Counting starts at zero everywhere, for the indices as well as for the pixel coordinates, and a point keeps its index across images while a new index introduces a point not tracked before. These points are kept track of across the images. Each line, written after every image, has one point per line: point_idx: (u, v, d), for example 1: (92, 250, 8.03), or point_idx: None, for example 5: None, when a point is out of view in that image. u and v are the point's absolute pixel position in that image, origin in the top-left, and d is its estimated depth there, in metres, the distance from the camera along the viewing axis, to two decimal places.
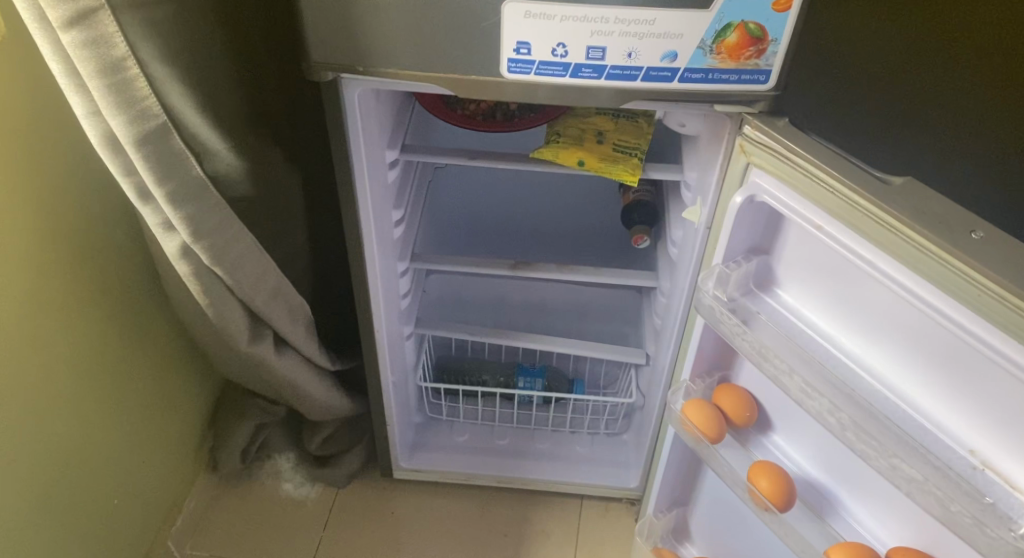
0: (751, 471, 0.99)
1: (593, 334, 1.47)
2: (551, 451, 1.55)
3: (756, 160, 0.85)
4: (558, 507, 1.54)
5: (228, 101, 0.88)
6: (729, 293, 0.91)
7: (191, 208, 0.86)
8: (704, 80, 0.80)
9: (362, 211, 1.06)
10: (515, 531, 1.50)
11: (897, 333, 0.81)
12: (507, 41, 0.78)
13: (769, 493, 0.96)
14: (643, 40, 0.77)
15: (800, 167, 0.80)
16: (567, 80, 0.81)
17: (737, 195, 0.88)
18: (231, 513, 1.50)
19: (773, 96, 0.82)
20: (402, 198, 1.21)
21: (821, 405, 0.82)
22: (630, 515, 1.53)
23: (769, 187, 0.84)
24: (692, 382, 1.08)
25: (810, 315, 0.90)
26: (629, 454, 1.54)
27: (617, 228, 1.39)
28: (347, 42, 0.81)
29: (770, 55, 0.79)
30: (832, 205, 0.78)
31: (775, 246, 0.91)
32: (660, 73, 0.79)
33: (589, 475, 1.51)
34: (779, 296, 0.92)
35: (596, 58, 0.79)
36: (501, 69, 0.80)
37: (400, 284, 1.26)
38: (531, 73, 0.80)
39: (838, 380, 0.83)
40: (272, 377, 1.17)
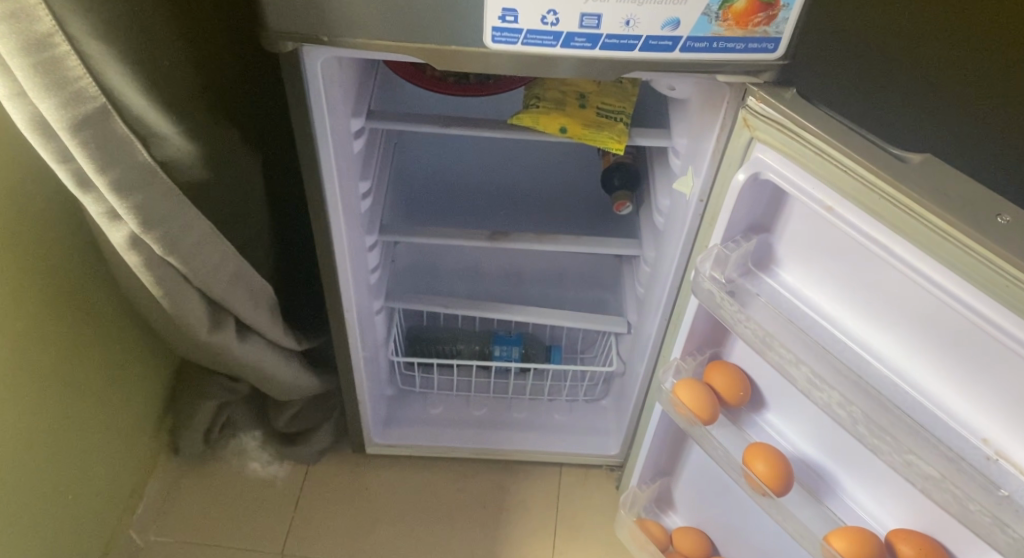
0: (747, 453, 0.95)
1: (571, 301, 1.43)
2: (530, 420, 1.51)
3: (760, 134, 0.78)
4: (537, 475, 1.52)
5: (182, 79, 0.78)
6: (727, 274, 0.86)
7: (139, 197, 0.77)
8: (709, 50, 0.72)
9: (328, 186, 0.98)
10: (494, 503, 1.47)
11: (907, 318, 0.77)
12: (492, 8, 0.69)
13: (766, 477, 0.93)
14: (644, 7, 0.69)
15: (812, 146, 0.74)
16: (560, 52, 0.72)
17: (740, 172, 0.81)
18: (196, 497, 1.42)
19: (781, 66, 0.74)
20: (370, 167, 1.12)
21: (829, 395, 0.78)
22: (609, 482, 1.51)
23: (775, 163, 0.78)
24: (683, 360, 1.03)
25: (813, 297, 0.85)
26: (609, 421, 1.51)
27: (597, 191, 1.32)
28: (310, 8, 0.71)
29: (781, 22, 0.70)
30: (844, 185, 0.73)
31: (778, 224, 0.85)
32: (660, 42, 0.71)
33: (570, 444, 1.48)
34: (779, 276, 0.87)
35: (591, 26, 0.70)
36: (486, 39, 0.72)
37: (369, 257, 1.20)
38: (519, 43, 0.72)
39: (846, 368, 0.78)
40: (236, 363, 1.10)
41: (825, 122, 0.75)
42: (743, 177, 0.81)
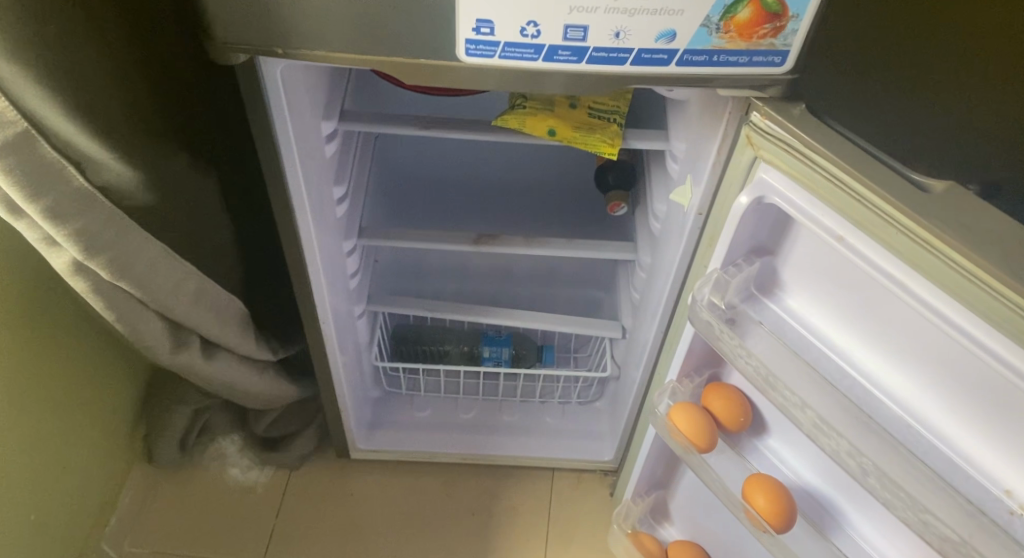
0: (747, 486, 0.89)
1: (563, 302, 1.38)
2: (521, 424, 1.45)
3: (764, 154, 0.71)
4: (529, 480, 1.46)
5: (129, 98, 0.72)
6: (727, 300, 0.79)
7: (81, 225, 0.70)
8: (708, 63, 0.64)
9: (297, 197, 0.90)
10: (484, 509, 1.42)
11: (924, 358, 0.70)
12: (464, 19, 0.61)
13: (766, 513, 0.86)
14: (636, 18, 0.60)
15: (822, 170, 0.66)
16: (542, 65, 0.64)
17: (743, 195, 0.73)
18: (171, 505, 1.38)
19: (789, 80, 0.66)
20: (346, 169, 1.04)
21: (838, 438, 0.71)
22: (604, 487, 1.46)
23: (780, 186, 0.70)
24: (679, 382, 0.97)
25: (821, 326, 0.78)
26: (603, 424, 1.45)
27: (590, 188, 1.24)
28: (260, 17, 0.63)
29: (789, 34, 0.62)
30: (858, 216, 0.66)
31: (783, 247, 0.78)
32: (653, 55, 0.63)
33: (563, 449, 1.42)
34: (784, 302, 0.80)
35: (576, 39, 0.62)
36: (458, 52, 0.64)
37: (348, 263, 1.13)
38: (496, 56, 0.64)
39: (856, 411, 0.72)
40: (204, 380, 1.03)
41: (837, 142, 0.67)
42: (745, 200, 0.73)
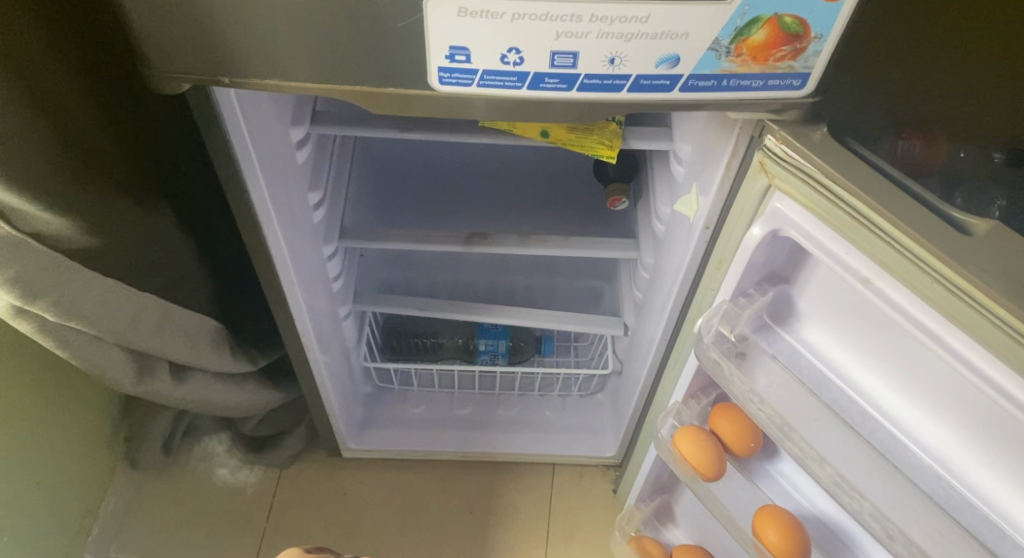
0: (757, 518, 0.83)
1: (563, 295, 1.30)
2: (520, 419, 1.39)
3: (778, 183, 0.63)
4: (528, 475, 1.42)
5: (60, 137, 0.65)
6: (738, 332, 0.73)
7: (12, 271, 0.66)
8: (717, 89, 0.56)
9: (267, 216, 0.83)
10: (482, 507, 1.38)
11: (956, 408, 0.64)
12: (436, 46, 0.53)
13: (778, 548, 0.81)
14: (633, 43, 0.52)
15: (845, 208, 0.59)
16: (528, 93, 0.56)
17: (755, 226, 0.66)
18: (158, 509, 1.34)
19: (809, 103, 0.58)
20: (323, 171, 0.96)
21: (860, 486, 0.66)
22: (606, 481, 1.41)
23: (795, 217, 0.63)
24: (685, 403, 0.91)
25: (841, 362, 0.71)
26: (605, 417, 1.39)
27: (589, 179, 1.16)
28: (201, 45, 0.55)
29: (811, 56, 0.54)
30: (883, 257, 0.58)
31: (800, 275, 0.71)
32: (653, 82, 0.55)
33: (562, 445, 1.37)
34: (800, 333, 0.73)
35: (565, 65, 0.54)
36: (432, 80, 0.56)
37: (330, 267, 1.05)
38: (474, 85, 0.56)
39: (881, 465, 0.66)
40: (179, 401, 0.97)
41: (862, 172, 0.59)
42: (758, 231, 0.66)
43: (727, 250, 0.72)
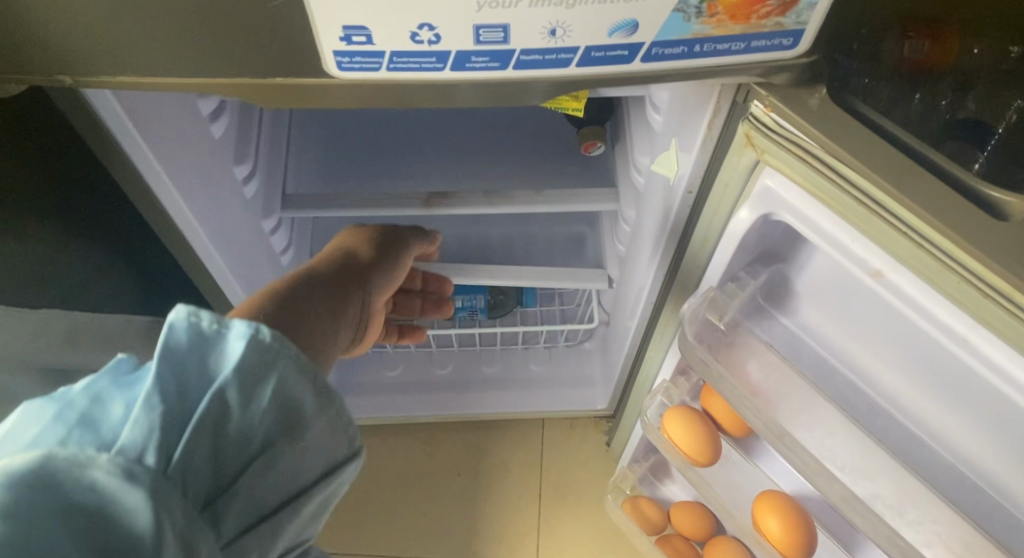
0: (757, 506, 0.76)
1: (542, 243, 1.18)
2: (503, 376, 1.31)
3: (768, 159, 0.52)
4: (517, 430, 1.36)
5: None
6: (728, 319, 0.63)
7: None
8: (689, 56, 0.45)
9: (182, 206, 0.72)
10: (469, 468, 1.32)
11: (981, 408, 0.55)
12: (326, 26, 0.42)
13: (781, 538, 0.73)
14: (577, 9, 0.41)
15: (853, 193, 0.49)
16: (454, 76, 0.45)
17: (744, 209, 0.56)
18: None
19: (809, 64, 0.47)
20: (251, 139, 0.84)
21: (873, 491, 0.58)
22: (599, 432, 1.35)
23: (790, 199, 0.53)
24: (673, 381, 0.82)
25: (848, 350, 0.62)
26: (594, 368, 1.30)
27: (560, 120, 1.04)
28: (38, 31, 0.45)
29: (807, 9, 0.42)
30: (900, 251, 0.49)
31: (798, 254, 0.60)
32: (608, 54, 0.44)
33: (550, 400, 1.29)
34: (800, 317, 0.64)
35: (495, 41, 0.43)
36: (330, 66, 0.45)
37: (275, 241, 0.95)
38: (382, 69, 0.45)
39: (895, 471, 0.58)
40: None
41: (870, 141, 0.49)
42: (748, 214, 0.57)
43: (711, 230, 0.62)
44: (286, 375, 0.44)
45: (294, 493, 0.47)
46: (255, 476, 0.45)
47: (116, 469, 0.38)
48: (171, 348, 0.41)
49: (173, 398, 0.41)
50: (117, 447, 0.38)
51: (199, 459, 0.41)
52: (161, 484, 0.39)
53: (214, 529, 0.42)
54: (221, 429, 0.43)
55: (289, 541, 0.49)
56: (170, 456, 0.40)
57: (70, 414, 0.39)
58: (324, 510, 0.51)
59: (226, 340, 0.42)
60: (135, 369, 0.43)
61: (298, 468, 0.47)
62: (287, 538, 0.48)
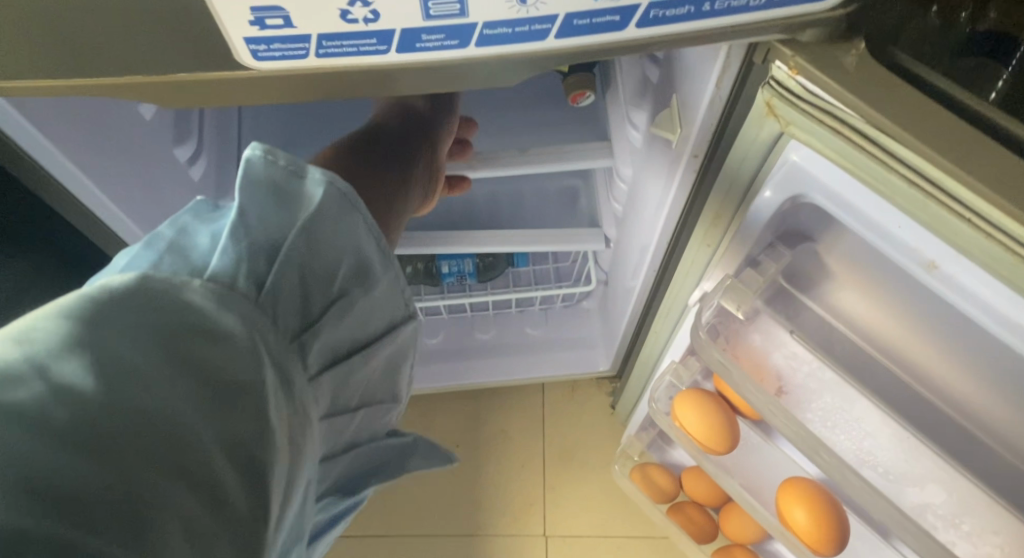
0: (781, 494, 0.69)
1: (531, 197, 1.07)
2: (499, 342, 1.24)
3: (794, 131, 0.43)
4: (517, 397, 1.30)
5: None
6: (748, 308, 0.57)
7: None
8: (693, 18, 0.38)
9: (113, 207, 0.63)
10: (468, 439, 1.27)
11: None
12: (232, 10, 0.36)
13: (808, 529, 0.66)
14: None
15: (902, 175, 0.40)
16: (404, 59, 0.38)
17: (768, 190, 0.49)
18: None
19: (843, 18, 0.39)
20: (193, 115, 0.74)
21: (922, 500, 0.52)
22: (603, 393, 1.29)
23: (820, 175, 0.45)
24: (683, 361, 0.75)
25: (882, 333, 0.56)
26: (594, 328, 1.23)
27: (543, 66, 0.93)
28: None
29: None
30: (962, 241, 0.40)
31: (829, 233, 0.54)
32: (595, 21, 0.37)
33: (550, 366, 1.22)
34: (828, 299, 0.58)
35: (445, 14, 0.36)
36: (248, 57, 0.38)
37: None
38: (312, 55, 0.38)
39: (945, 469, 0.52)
40: None
41: (926, 106, 0.40)
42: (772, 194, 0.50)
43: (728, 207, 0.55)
44: (362, 219, 0.49)
45: (362, 343, 0.51)
46: (336, 317, 0.48)
47: (212, 288, 0.40)
48: (253, 188, 0.45)
49: (256, 229, 0.45)
50: (212, 270, 0.42)
51: (289, 288, 0.44)
52: (251, 306, 0.41)
53: (306, 356, 0.45)
54: (306, 265, 0.46)
55: (361, 394, 0.53)
56: (261, 283, 0.43)
57: (164, 244, 0.43)
58: (383, 379, 0.56)
59: (305, 188, 0.46)
60: (217, 210, 0.46)
61: (369, 314, 0.51)
62: (357, 388, 0.52)
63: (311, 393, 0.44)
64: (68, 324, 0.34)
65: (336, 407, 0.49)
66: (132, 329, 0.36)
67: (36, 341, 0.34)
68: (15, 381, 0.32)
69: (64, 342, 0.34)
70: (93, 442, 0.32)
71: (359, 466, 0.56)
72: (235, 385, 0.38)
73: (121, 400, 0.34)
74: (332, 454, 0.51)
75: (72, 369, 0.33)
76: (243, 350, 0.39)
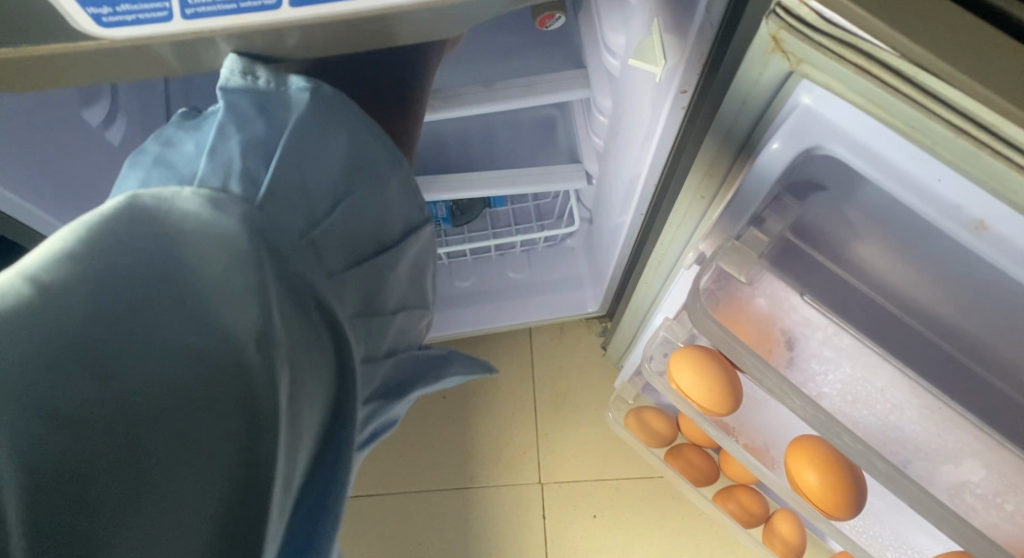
0: (790, 456, 0.63)
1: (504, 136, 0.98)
2: (481, 288, 1.17)
3: (810, 73, 0.38)
4: (504, 343, 1.24)
5: None
6: (750, 272, 0.54)
7: None
8: None
9: None
10: (456, 391, 1.21)
11: None
12: None
13: (821, 492, 0.60)
14: None
15: (938, 124, 0.35)
16: (296, 13, 0.36)
17: (778, 142, 0.45)
18: None
19: None
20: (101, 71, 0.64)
21: (958, 479, 0.51)
22: (592, 333, 1.24)
23: (834, 120, 0.41)
24: (677, 316, 0.69)
25: (894, 284, 0.53)
26: (581, 267, 1.16)
27: None
28: None
29: None
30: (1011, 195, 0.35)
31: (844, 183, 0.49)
32: None
33: (537, 310, 1.15)
34: (838, 255, 0.54)
35: None
36: (98, 24, 0.35)
37: None
38: (178, 16, 0.35)
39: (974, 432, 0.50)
40: None
41: (982, 37, 0.34)
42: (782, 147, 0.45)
43: (733, 160, 0.50)
44: (347, 133, 0.49)
45: (385, 242, 0.53)
46: (353, 213, 0.49)
47: (202, 195, 0.41)
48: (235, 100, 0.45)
49: (241, 143, 0.44)
50: (201, 178, 0.42)
51: (286, 192, 0.44)
52: (247, 207, 0.42)
53: (318, 256, 0.45)
54: (302, 172, 0.46)
55: (398, 295, 0.54)
56: (257, 185, 0.43)
57: (151, 159, 0.44)
58: (416, 278, 0.58)
59: (291, 94, 0.47)
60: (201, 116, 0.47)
61: (386, 208, 0.52)
62: (395, 289, 0.53)
63: (329, 290, 0.45)
64: (60, 244, 0.36)
65: (368, 305, 0.50)
66: (127, 244, 0.38)
67: (32, 261, 0.36)
68: (10, 291, 0.35)
69: (61, 257, 0.36)
70: (89, 357, 0.35)
71: (405, 372, 0.57)
72: (232, 288, 0.39)
73: (111, 310, 0.37)
74: (373, 355, 0.51)
75: (62, 280, 0.36)
76: (237, 254, 0.40)
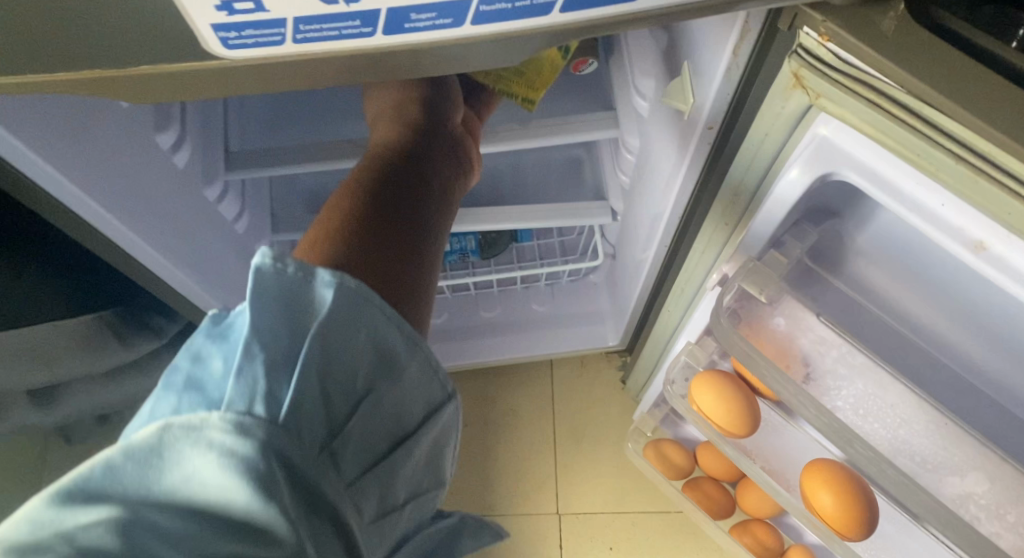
0: (805, 479, 0.65)
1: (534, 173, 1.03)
2: (505, 319, 1.21)
3: (826, 103, 0.43)
4: (525, 374, 1.27)
5: None
6: (769, 292, 0.58)
7: None
8: None
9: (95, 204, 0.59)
10: (477, 419, 1.24)
11: None
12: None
13: (836, 514, 0.63)
14: None
15: (939, 147, 0.39)
16: (393, 40, 0.37)
17: (795, 169, 0.49)
18: None
19: None
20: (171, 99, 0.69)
21: (963, 490, 0.53)
22: (612, 368, 1.27)
23: (846, 147, 0.46)
24: (698, 341, 0.72)
25: (903, 305, 0.57)
26: (603, 301, 1.19)
27: None
28: None
29: None
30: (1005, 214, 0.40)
31: (857, 209, 0.54)
32: None
33: (559, 342, 1.19)
34: (850, 276, 0.59)
35: None
36: (220, 45, 0.37)
37: (227, 209, 0.80)
38: (291, 40, 0.37)
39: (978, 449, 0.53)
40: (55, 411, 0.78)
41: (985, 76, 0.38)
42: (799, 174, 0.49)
43: (754, 187, 0.55)
44: (366, 335, 0.44)
45: (400, 425, 0.47)
46: (364, 417, 0.44)
47: (227, 426, 0.38)
48: (259, 304, 0.41)
49: (251, 376, 0.39)
50: (226, 402, 0.38)
51: (310, 404, 0.41)
52: (273, 430, 0.39)
53: (338, 466, 0.42)
54: (321, 382, 0.42)
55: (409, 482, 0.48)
56: (280, 406, 0.39)
57: (178, 386, 0.40)
58: (435, 463, 0.51)
59: (313, 295, 0.42)
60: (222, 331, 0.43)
61: (400, 404, 0.46)
62: (406, 482, 0.47)
63: (347, 498, 0.42)
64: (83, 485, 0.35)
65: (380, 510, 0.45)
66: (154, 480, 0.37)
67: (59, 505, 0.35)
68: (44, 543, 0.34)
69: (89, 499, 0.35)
70: None
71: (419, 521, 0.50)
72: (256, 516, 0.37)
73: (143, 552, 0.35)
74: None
75: (91, 527, 0.35)
76: (260, 478, 0.37)
